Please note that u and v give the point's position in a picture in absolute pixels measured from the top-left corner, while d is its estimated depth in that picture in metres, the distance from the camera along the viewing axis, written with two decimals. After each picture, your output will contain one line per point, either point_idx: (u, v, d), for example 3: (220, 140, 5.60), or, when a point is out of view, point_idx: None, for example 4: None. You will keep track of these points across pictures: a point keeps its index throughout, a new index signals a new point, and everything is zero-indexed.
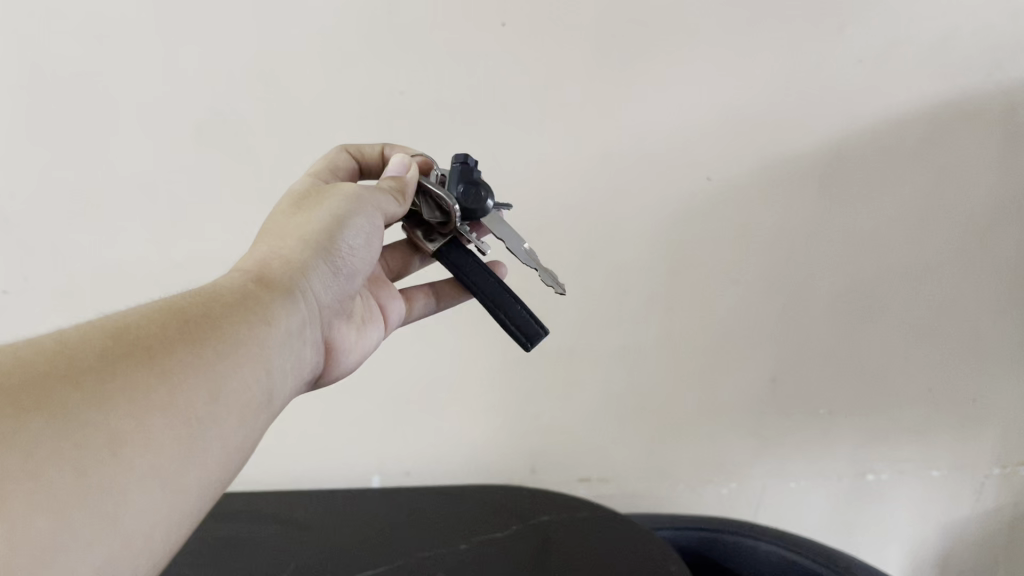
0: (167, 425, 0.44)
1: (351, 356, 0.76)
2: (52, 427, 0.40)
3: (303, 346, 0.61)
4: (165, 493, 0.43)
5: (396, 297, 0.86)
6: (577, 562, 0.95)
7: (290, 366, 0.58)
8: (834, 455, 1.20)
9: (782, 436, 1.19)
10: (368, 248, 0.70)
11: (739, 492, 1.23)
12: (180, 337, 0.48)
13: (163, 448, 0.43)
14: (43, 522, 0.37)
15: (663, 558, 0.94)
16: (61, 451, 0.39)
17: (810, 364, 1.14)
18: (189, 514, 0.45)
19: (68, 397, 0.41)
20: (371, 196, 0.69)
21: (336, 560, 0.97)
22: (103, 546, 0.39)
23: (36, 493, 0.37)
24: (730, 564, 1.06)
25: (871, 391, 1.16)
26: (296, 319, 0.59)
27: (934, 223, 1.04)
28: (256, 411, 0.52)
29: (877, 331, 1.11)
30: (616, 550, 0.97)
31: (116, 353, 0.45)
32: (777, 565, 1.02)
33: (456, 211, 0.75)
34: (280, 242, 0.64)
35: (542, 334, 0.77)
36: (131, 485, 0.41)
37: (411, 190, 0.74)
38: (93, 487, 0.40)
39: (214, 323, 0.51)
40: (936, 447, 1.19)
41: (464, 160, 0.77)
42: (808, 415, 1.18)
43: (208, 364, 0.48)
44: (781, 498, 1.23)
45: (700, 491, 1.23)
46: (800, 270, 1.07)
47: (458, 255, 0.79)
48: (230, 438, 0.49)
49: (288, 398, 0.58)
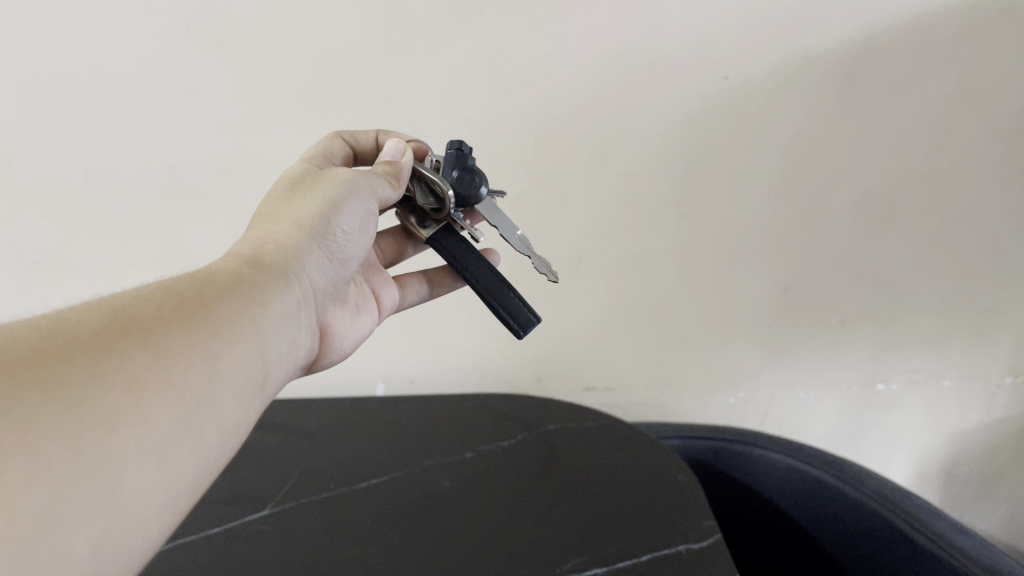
0: (167, 406, 0.42)
1: (345, 342, 0.74)
2: (51, 400, 0.38)
3: (298, 326, 0.60)
4: (161, 474, 0.41)
5: (391, 285, 0.85)
6: (584, 472, 0.94)
7: (284, 344, 0.57)
8: (844, 364, 1.19)
9: (793, 344, 1.18)
10: (361, 233, 0.69)
11: (746, 401, 1.24)
12: (177, 315, 0.46)
13: (161, 429, 0.42)
14: (40, 495, 0.35)
15: (671, 468, 0.94)
16: (61, 424, 0.37)
17: (824, 273, 1.11)
18: (185, 496, 0.44)
19: (67, 370, 0.39)
20: (366, 179, 0.68)
21: (341, 470, 0.96)
22: (99, 525, 0.38)
23: (35, 465, 0.36)
24: (737, 471, 1.06)
25: (885, 299, 1.13)
26: (293, 301, 0.58)
27: (961, 126, 0.98)
28: (250, 392, 0.50)
29: (894, 238, 1.08)
30: (621, 461, 0.96)
31: (116, 329, 0.43)
32: (784, 474, 1.01)
33: (450, 196, 0.72)
34: (274, 225, 0.63)
35: (535, 322, 0.73)
36: (130, 467, 0.39)
37: (405, 174, 0.72)
38: (92, 465, 0.38)
39: (211, 304, 0.49)
40: (947, 357, 1.18)
41: (459, 147, 0.74)
42: (820, 324, 1.16)
43: (206, 344, 0.47)
44: (789, 407, 1.24)
45: (707, 401, 1.24)
46: (818, 176, 1.02)
47: (453, 243, 0.76)
48: (229, 423, 0.47)
49: (281, 377, 0.57)
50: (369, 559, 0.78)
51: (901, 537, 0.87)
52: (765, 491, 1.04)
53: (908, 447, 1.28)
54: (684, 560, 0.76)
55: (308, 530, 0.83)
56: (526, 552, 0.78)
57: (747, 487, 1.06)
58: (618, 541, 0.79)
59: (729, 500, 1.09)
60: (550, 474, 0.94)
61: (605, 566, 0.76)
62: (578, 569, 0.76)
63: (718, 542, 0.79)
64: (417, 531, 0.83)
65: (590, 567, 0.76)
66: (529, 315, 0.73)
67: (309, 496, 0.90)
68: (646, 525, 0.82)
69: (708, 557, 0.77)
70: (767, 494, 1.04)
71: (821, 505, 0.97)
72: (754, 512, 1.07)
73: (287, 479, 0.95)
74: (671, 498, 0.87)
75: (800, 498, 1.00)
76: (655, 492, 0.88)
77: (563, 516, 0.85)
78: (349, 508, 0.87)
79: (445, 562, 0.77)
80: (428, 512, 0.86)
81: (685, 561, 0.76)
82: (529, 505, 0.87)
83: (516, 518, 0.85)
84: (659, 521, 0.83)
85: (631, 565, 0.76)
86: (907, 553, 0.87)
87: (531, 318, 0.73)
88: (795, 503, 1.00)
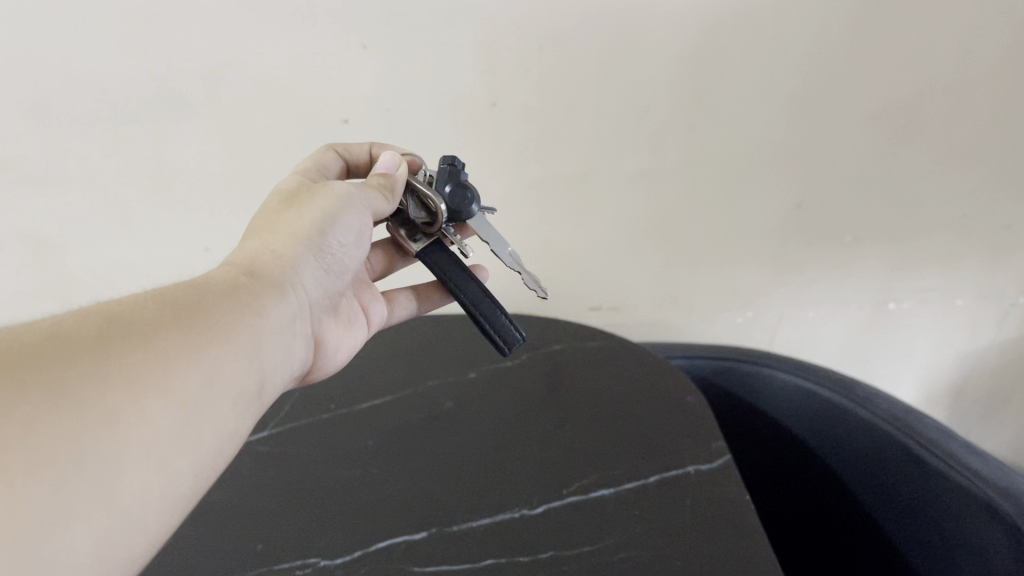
0: (166, 408, 0.41)
1: (338, 354, 0.71)
2: (50, 400, 0.37)
3: (291, 339, 0.57)
4: (160, 476, 0.40)
5: (378, 299, 0.81)
6: (589, 393, 0.92)
7: (278, 355, 0.55)
8: (856, 283, 1.17)
9: (803, 262, 1.15)
10: (356, 248, 0.66)
11: (754, 321, 1.22)
12: (172, 322, 0.45)
13: (159, 432, 0.40)
14: (42, 491, 0.34)
15: (679, 390, 0.92)
16: (61, 423, 0.36)
17: (838, 188, 1.07)
18: (182, 500, 0.43)
19: (65, 371, 0.38)
20: (363, 194, 0.64)
21: (342, 391, 0.94)
22: (99, 524, 0.37)
23: (36, 463, 0.35)
24: (744, 393, 1.04)
25: (900, 216, 1.10)
26: (285, 314, 0.56)
27: (989, 33, 0.92)
28: (244, 399, 0.49)
29: (912, 151, 1.03)
30: (627, 382, 0.94)
31: (114, 333, 0.42)
32: (793, 396, 0.99)
33: (442, 212, 0.68)
34: (269, 240, 0.60)
35: (519, 340, 0.72)
36: (130, 467, 0.38)
37: (399, 187, 0.69)
38: (93, 465, 0.37)
39: (206, 311, 0.48)
40: (961, 275, 1.15)
41: (453, 161, 0.70)
42: (832, 241, 1.12)
43: (201, 351, 0.45)
44: (800, 327, 1.22)
45: (715, 320, 1.22)
46: (835, 86, 0.97)
47: (442, 258, 0.72)
48: (225, 429, 0.46)
49: (274, 389, 0.55)
50: (372, 481, 0.76)
51: (912, 458, 0.84)
52: (774, 413, 1.02)
53: (918, 367, 1.27)
54: (693, 482, 0.75)
55: (310, 453, 0.82)
56: (531, 474, 0.77)
57: (754, 409, 1.04)
58: (626, 462, 0.78)
59: (737, 422, 1.08)
60: (555, 395, 0.92)
61: (613, 488, 0.74)
62: (585, 490, 0.74)
63: (728, 464, 0.77)
64: (422, 453, 0.81)
65: (598, 488, 0.74)
66: (515, 333, 0.72)
67: (310, 418, 0.88)
68: (653, 447, 0.80)
69: (719, 479, 0.75)
70: (775, 416, 1.02)
71: (829, 426, 0.95)
72: (762, 434, 1.06)
73: (287, 399, 0.92)
74: (679, 420, 0.85)
75: (808, 420, 0.98)
76: (663, 414, 0.86)
77: (569, 438, 0.83)
78: (349, 429, 0.86)
79: (449, 483, 0.76)
80: (432, 434, 0.84)
81: (694, 483, 0.75)
82: (534, 427, 0.85)
83: (522, 440, 0.83)
84: (667, 443, 0.81)
85: (640, 486, 0.74)
86: (918, 478, 0.84)
87: (518, 338, 0.71)
88: (803, 424, 0.99)
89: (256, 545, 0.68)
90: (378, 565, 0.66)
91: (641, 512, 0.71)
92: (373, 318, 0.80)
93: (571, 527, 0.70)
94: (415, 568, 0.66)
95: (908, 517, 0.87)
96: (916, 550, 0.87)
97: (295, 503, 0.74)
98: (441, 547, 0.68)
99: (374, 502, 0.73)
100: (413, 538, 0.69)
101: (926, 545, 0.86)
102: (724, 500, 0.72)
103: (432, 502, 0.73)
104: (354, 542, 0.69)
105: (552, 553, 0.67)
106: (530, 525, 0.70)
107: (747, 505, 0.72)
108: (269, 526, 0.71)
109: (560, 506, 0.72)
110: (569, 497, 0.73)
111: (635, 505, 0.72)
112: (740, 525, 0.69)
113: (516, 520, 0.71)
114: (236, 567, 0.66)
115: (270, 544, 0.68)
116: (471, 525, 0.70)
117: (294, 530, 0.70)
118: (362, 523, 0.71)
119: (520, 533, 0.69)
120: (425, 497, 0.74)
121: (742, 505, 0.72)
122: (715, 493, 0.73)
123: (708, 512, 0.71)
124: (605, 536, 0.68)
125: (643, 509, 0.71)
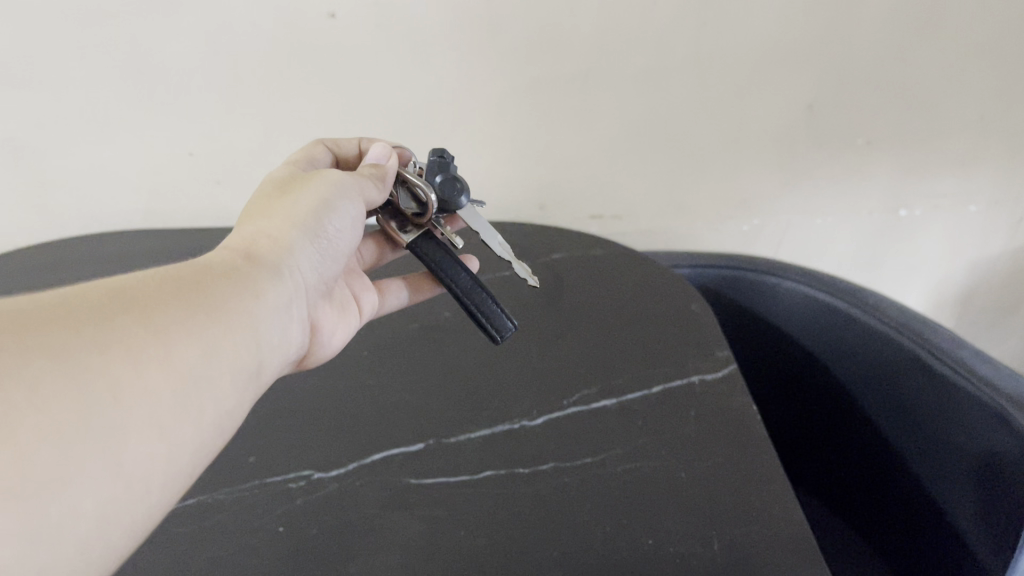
0: (168, 384, 0.39)
1: (331, 343, 0.67)
2: (52, 365, 0.35)
3: (290, 323, 0.54)
4: (163, 451, 0.39)
5: (368, 288, 0.76)
6: (590, 303, 0.89)
7: (278, 339, 0.51)
8: (866, 188, 1.13)
9: (813, 167, 1.10)
10: (352, 233, 0.62)
11: (760, 229, 1.18)
12: (175, 299, 0.43)
13: (163, 406, 0.39)
14: (47, 454, 0.33)
15: (683, 298, 0.89)
16: (64, 388, 0.35)
17: (853, 88, 1.02)
18: (185, 475, 0.41)
19: (67, 341, 0.37)
20: (356, 180, 0.61)
21: None
22: (100, 492, 0.35)
23: (39, 426, 0.33)
24: (749, 301, 1.02)
25: (916, 118, 1.05)
26: (285, 295, 0.52)
27: None
28: (245, 378, 0.46)
29: (933, 48, 0.98)
30: (629, 289, 0.91)
31: (116, 308, 0.40)
32: (799, 304, 0.96)
33: (432, 202, 0.65)
34: (265, 222, 0.56)
35: (511, 328, 0.68)
36: (132, 438, 0.37)
37: (391, 177, 0.65)
38: (96, 434, 0.35)
39: (205, 289, 0.46)
40: (974, 180, 1.12)
41: (443, 154, 0.68)
42: (845, 145, 1.08)
43: (203, 327, 0.43)
44: (807, 234, 1.19)
45: (719, 229, 1.18)
46: None
47: (432, 248, 0.68)
48: (228, 408, 0.44)
49: (273, 374, 0.51)
50: (367, 393, 0.74)
51: (918, 364, 0.82)
52: (780, 322, 1.00)
53: (925, 274, 1.25)
54: (697, 393, 0.73)
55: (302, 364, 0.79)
56: (530, 385, 0.75)
57: (760, 318, 1.02)
58: (627, 372, 0.76)
59: (742, 329, 1.06)
60: (555, 304, 0.89)
61: (614, 398, 0.72)
62: (586, 401, 0.72)
63: (734, 375, 0.75)
64: (418, 364, 0.79)
65: (599, 399, 0.72)
66: (506, 321, 0.68)
67: None
68: (656, 357, 0.78)
69: (723, 389, 0.73)
70: (781, 324, 1.00)
71: (835, 334, 0.93)
72: (768, 343, 1.04)
73: None
74: (682, 330, 0.82)
75: (814, 329, 0.96)
76: (666, 325, 0.84)
77: (569, 348, 0.80)
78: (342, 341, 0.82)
79: (447, 394, 0.74)
80: (428, 344, 0.82)
81: (698, 394, 0.73)
82: (534, 336, 0.83)
83: (521, 350, 0.80)
84: (669, 353, 0.78)
85: (642, 397, 0.72)
86: (924, 386, 0.82)
87: (510, 326, 0.68)
88: (809, 333, 0.97)
89: (249, 458, 0.67)
90: (374, 478, 0.64)
91: (643, 424, 0.69)
92: (362, 307, 0.75)
93: (571, 439, 0.68)
94: (412, 480, 0.64)
95: (912, 427, 0.85)
96: (917, 461, 0.85)
97: (289, 415, 0.72)
98: (439, 460, 0.66)
99: (368, 415, 0.71)
100: (410, 451, 0.67)
101: (926, 456, 0.84)
102: (729, 411, 0.70)
103: (428, 414, 0.71)
104: (349, 455, 0.67)
105: (552, 466, 0.65)
106: (529, 437, 0.68)
107: (752, 416, 0.70)
108: (263, 438, 0.69)
109: (561, 417, 0.70)
110: (569, 408, 0.71)
111: (637, 416, 0.70)
112: (745, 436, 0.68)
113: (515, 431, 0.69)
114: (229, 480, 0.64)
115: (262, 457, 0.67)
116: (469, 437, 0.68)
117: (287, 443, 0.68)
118: (356, 436, 0.69)
119: (519, 445, 0.67)
120: (421, 408, 0.72)
121: (748, 416, 0.70)
122: (719, 404, 0.71)
123: (712, 423, 0.69)
124: (606, 448, 0.67)
125: (646, 421, 0.69)
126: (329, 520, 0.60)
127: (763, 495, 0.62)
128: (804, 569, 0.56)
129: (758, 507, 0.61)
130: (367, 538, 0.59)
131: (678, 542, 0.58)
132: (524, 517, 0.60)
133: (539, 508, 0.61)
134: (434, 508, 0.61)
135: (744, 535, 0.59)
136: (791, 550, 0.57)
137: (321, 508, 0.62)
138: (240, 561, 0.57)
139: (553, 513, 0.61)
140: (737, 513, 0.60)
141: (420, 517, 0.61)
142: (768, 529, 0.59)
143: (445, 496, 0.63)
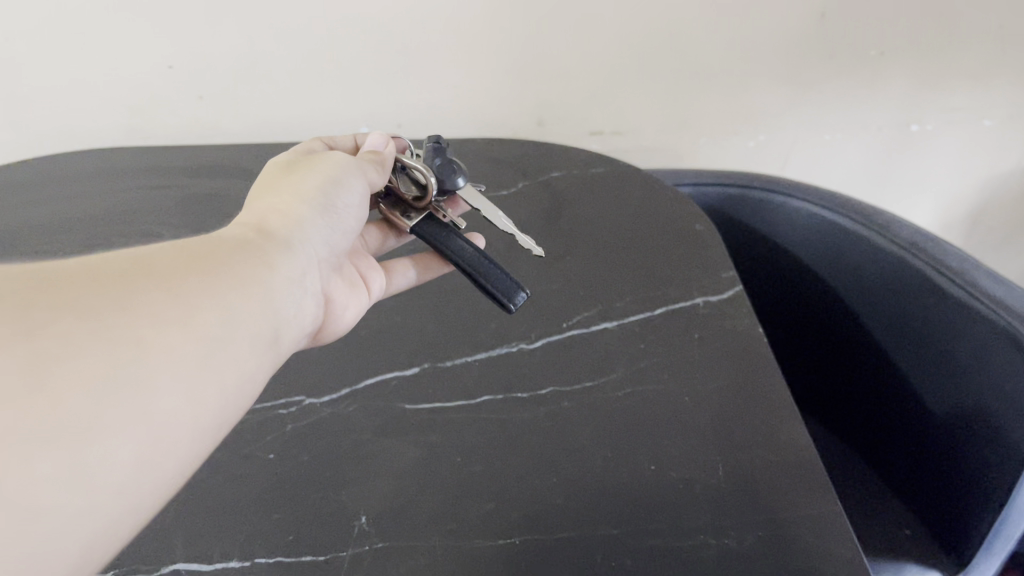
0: (189, 340, 0.37)
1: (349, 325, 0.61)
2: (70, 316, 0.34)
3: (305, 295, 0.49)
4: (188, 408, 0.37)
5: (376, 269, 0.65)
6: (592, 216, 0.84)
7: (293, 306, 0.47)
8: (879, 102, 1.08)
9: (824, 80, 1.06)
10: (362, 215, 0.58)
11: (766, 144, 1.13)
12: (193, 262, 0.41)
13: (187, 361, 0.37)
14: (70, 396, 0.33)
15: (688, 216, 0.84)
16: (83, 336, 0.34)
17: None
18: (210, 436, 0.39)
19: (85, 294, 0.36)
20: (360, 163, 0.57)
21: None
22: (125, 442, 0.34)
23: (60, 369, 0.33)
24: (753, 220, 0.99)
25: (933, 27, 1.00)
26: (296, 266, 0.48)
27: None
28: (265, 342, 0.43)
29: None
30: (632, 206, 0.86)
31: (133, 267, 0.39)
32: (805, 223, 0.93)
33: (434, 181, 0.62)
34: (273, 200, 0.52)
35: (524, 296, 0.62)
36: (154, 390, 0.35)
37: (391, 161, 0.62)
38: (118, 381, 0.34)
39: (219, 255, 0.43)
40: (990, 91, 1.07)
41: (437, 142, 0.66)
42: (857, 57, 1.03)
43: (221, 288, 0.41)
44: (815, 150, 1.14)
45: (723, 144, 1.13)
46: None
47: (435, 229, 0.63)
48: (251, 372, 0.41)
49: (290, 345, 0.47)
50: None
51: (927, 284, 0.80)
52: (784, 242, 0.97)
53: (934, 191, 1.22)
54: (702, 314, 0.70)
55: None
56: (528, 307, 0.72)
57: (763, 237, 0.99)
58: (629, 293, 0.73)
59: (745, 249, 1.03)
60: (555, 216, 0.85)
61: (616, 321, 0.69)
62: (587, 323, 0.69)
63: (739, 295, 0.72)
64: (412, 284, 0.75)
65: (600, 321, 0.70)
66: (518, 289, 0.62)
67: None
68: (658, 277, 0.75)
69: (729, 311, 0.70)
70: (785, 244, 0.97)
71: (842, 254, 0.90)
72: (771, 263, 1.01)
73: None
74: (686, 247, 0.79)
75: (820, 248, 0.93)
76: (669, 242, 0.80)
77: (569, 267, 0.77)
78: None
79: (442, 317, 0.71)
80: None
81: (703, 315, 0.70)
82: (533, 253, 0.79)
83: (518, 268, 0.77)
84: (673, 273, 0.75)
85: (645, 319, 0.70)
86: (932, 306, 0.80)
87: (523, 295, 0.62)
88: (814, 253, 0.94)
89: None
90: (367, 404, 0.62)
91: (646, 347, 0.67)
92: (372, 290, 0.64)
93: (571, 362, 0.65)
94: (407, 405, 0.62)
95: (918, 348, 0.83)
96: (921, 382, 0.84)
97: None
98: (435, 384, 0.64)
99: (360, 338, 0.69)
100: (405, 376, 0.65)
101: (931, 378, 0.82)
102: (735, 334, 0.68)
103: (422, 337, 0.69)
104: (341, 379, 0.64)
105: (552, 389, 0.63)
106: (528, 361, 0.66)
107: (758, 338, 0.67)
108: None
109: (560, 339, 0.68)
110: (569, 331, 0.69)
111: (638, 339, 0.67)
112: (752, 359, 0.65)
113: (512, 355, 0.66)
114: None
115: None
116: (466, 361, 0.66)
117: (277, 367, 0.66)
118: (348, 360, 0.66)
119: (516, 369, 0.65)
120: (415, 332, 0.69)
121: (754, 339, 0.67)
122: (725, 326, 0.69)
123: (717, 346, 0.66)
124: (607, 371, 0.64)
125: (649, 344, 0.67)
126: (322, 447, 0.59)
127: (769, 420, 0.60)
128: (811, 496, 0.54)
129: (764, 432, 0.59)
130: (361, 465, 0.57)
131: (681, 468, 0.57)
132: (523, 443, 0.59)
133: (538, 434, 0.59)
134: (430, 434, 0.60)
135: (749, 460, 0.57)
136: (798, 476, 0.56)
137: (312, 433, 0.60)
138: (231, 490, 0.55)
139: (552, 439, 0.59)
140: (742, 438, 0.59)
141: (415, 443, 0.59)
142: (775, 454, 0.57)
143: (441, 422, 0.60)
